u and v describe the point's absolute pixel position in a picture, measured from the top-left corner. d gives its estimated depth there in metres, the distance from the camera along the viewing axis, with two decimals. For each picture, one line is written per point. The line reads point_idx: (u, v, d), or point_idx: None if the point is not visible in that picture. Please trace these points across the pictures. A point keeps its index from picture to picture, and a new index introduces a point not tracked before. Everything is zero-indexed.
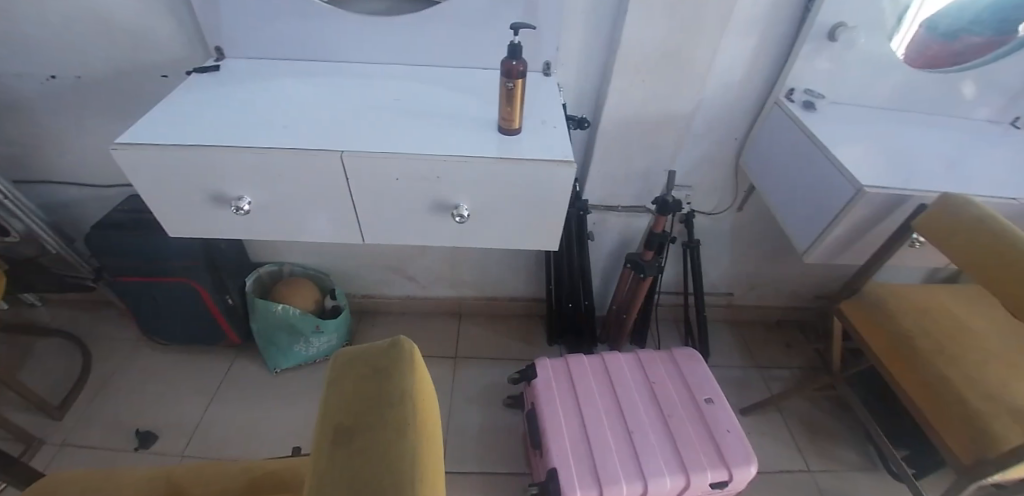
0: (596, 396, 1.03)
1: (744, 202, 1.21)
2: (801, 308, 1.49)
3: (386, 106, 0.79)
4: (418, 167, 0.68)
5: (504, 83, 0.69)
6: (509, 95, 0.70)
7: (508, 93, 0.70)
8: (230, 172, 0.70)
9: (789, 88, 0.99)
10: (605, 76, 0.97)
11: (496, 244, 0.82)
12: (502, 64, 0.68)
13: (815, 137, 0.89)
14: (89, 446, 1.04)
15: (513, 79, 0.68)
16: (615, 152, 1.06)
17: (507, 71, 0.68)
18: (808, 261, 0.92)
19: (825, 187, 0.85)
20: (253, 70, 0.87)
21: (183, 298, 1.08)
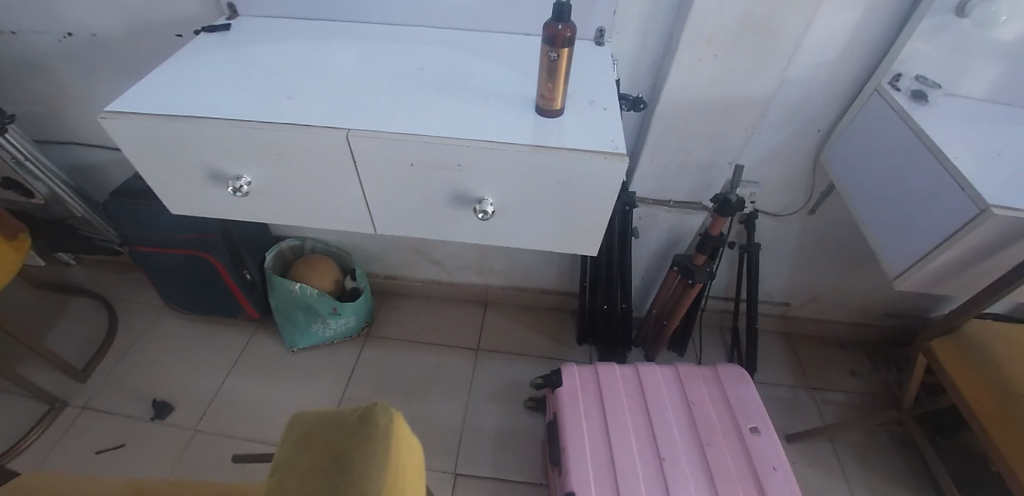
0: (626, 413, 0.93)
1: (819, 204, 1.03)
2: (871, 326, 1.31)
3: (407, 78, 0.68)
4: (437, 153, 0.58)
5: (546, 53, 0.56)
6: (552, 68, 0.57)
7: (551, 66, 0.57)
8: (230, 148, 0.62)
9: (896, 73, 0.80)
10: (668, 48, 0.82)
11: (526, 243, 0.71)
12: (546, 28, 0.55)
13: (926, 135, 0.71)
14: (109, 411, 1.05)
15: (560, 47, 0.55)
16: (670, 140, 0.91)
17: (552, 38, 0.55)
18: (901, 288, 0.77)
19: (935, 200, 0.68)
20: (267, 30, 0.78)
21: (200, 271, 1.04)
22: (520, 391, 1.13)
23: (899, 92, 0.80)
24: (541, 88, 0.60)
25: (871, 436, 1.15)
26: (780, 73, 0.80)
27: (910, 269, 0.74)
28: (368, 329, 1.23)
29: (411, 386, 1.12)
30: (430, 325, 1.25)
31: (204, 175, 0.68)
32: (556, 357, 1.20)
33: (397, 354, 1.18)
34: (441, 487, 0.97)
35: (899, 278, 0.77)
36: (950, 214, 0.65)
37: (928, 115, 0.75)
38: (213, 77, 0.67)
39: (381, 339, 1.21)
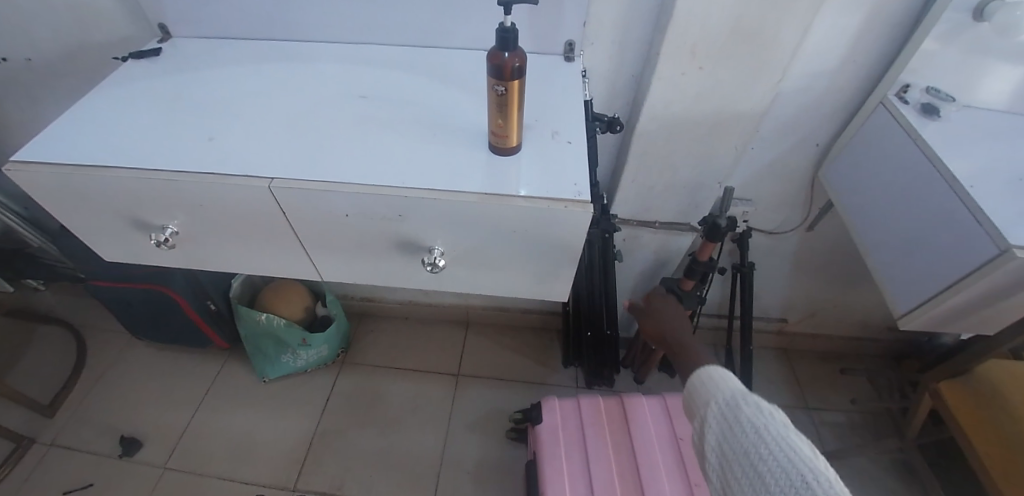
0: (610, 451, 0.87)
1: (818, 220, 0.96)
2: (874, 340, 1.24)
3: (349, 110, 0.61)
4: (374, 204, 0.52)
5: (491, 86, 0.49)
6: (500, 102, 0.50)
7: (500, 101, 0.49)
8: (155, 198, 0.56)
9: (904, 83, 0.72)
10: (647, 61, 0.74)
11: (488, 289, 0.65)
12: (490, 58, 0.47)
13: (939, 160, 0.63)
14: (75, 449, 1.01)
15: (507, 81, 0.48)
16: (654, 159, 0.83)
17: (497, 71, 0.47)
18: (909, 326, 0.70)
19: (952, 234, 0.60)
20: (203, 55, 0.72)
21: (161, 304, 0.99)
22: (502, 419, 1.08)
23: (907, 105, 0.71)
24: (492, 125, 0.53)
25: (873, 461, 1.09)
26: (773, 85, 0.72)
27: (919, 308, 0.67)
28: (344, 355, 1.18)
29: (388, 416, 1.07)
30: (408, 348, 1.19)
31: (132, 222, 0.61)
32: (540, 381, 1.14)
33: (374, 381, 1.13)
34: None
35: (909, 314, 0.70)
36: (969, 252, 0.58)
37: (942, 134, 0.67)
38: (137, 116, 0.61)
39: (357, 365, 1.16)
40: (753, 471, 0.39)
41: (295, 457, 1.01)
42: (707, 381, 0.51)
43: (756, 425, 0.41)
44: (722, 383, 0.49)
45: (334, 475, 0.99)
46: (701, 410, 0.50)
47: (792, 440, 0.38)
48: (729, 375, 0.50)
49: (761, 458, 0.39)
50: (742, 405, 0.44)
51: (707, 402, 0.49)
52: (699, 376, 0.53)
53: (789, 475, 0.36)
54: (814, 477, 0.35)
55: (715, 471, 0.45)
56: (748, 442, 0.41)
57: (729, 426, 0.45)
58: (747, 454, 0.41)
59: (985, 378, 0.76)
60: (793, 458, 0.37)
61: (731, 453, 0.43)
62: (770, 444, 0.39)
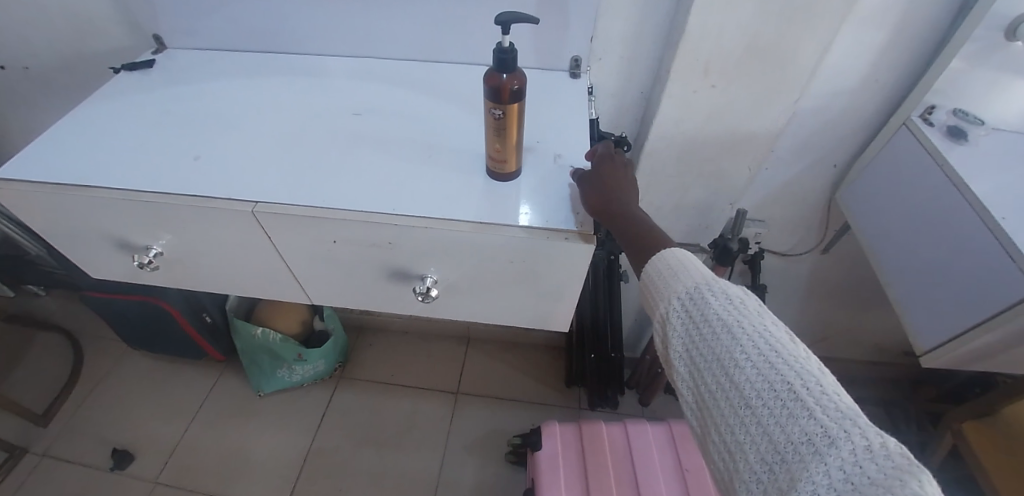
0: (611, 481, 0.83)
1: (833, 242, 0.92)
2: (890, 366, 1.18)
3: (343, 129, 0.59)
4: (362, 232, 0.50)
5: (488, 110, 0.46)
6: (497, 127, 0.46)
7: (497, 125, 0.46)
8: (139, 218, 0.54)
9: (929, 105, 0.68)
10: (657, 78, 0.70)
11: (485, 316, 0.62)
12: (487, 81, 0.44)
13: (968, 190, 0.58)
14: (67, 460, 1.00)
15: (505, 105, 0.44)
16: (662, 179, 0.80)
17: (494, 95, 0.44)
18: (931, 364, 0.66)
19: (982, 269, 0.56)
20: (198, 67, 0.70)
21: (155, 316, 0.97)
22: (500, 441, 1.04)
23: (931, 127, 0.67)
24: (489, 150, 0.50)
25: None
26: (790, 105, 0.68)
27: (946, 346, 0.63)
28: (342, 369, 1.15)
29: (384, 434, 1.05)
30: (407, 363, 1.17)
31: (118, 242, 0.59)
32: (541, 401, 1.11)
33: (370, 397, 1.11)
34: None
35: (933, 351, 0.65)
36: (1001, 290, 0.54)
37: (971, 159, 0.63)
38: (125, 132, 0.59)
39: (355, 380, 1.14)
40: (727, 382, 0.31)
41: (288, 475, 0.99)
42: (662, 268, 0.40)
43: (728, 322, 0.32)
44: (682, 269, 0.38)
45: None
46: (656, 301, 0.39)
47: (778, 345, 0.30)
48: (691, 259, 0.39)
49: (741, 368, 0.30)
50: (709, 296, 0.34)
51: (664, 290, 0.38)
52: (653, 262, 0.41)
53: (778, 391, 0.28)
54: (811, 398, 0.27)
55: (678, 375, 0.36)
56: (720, 345, 0.32)
57: (694, 321, 0.34)
58: (719, 358, 0.32)
59: (1014, 419, 0.71)
60: (781, 371, 0.28)
61: (699, 355, 0.34)
62: (752, 349, 0.30)
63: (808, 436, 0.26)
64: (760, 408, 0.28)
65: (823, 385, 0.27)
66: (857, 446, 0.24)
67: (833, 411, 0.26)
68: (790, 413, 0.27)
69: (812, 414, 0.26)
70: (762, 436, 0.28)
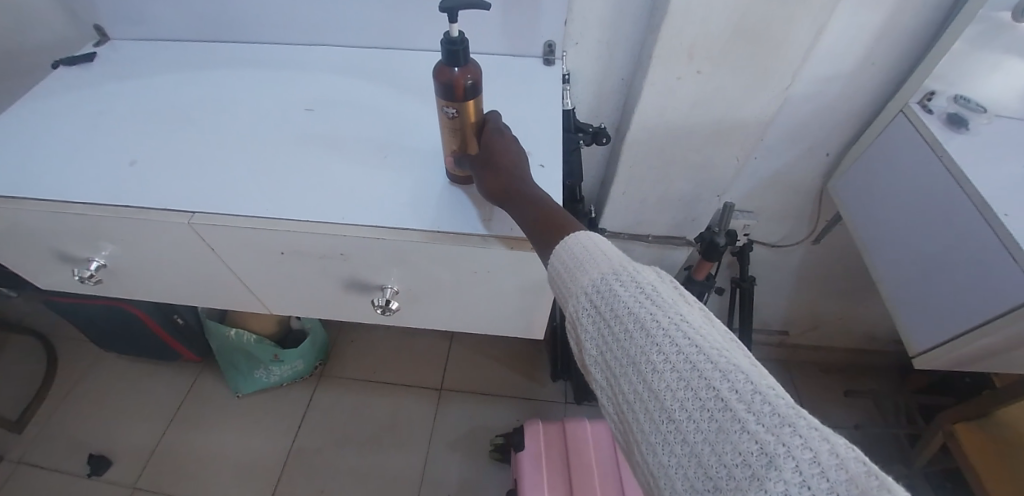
0: (594, 482, 0.82)
1: (825, 232, 0.89)
2: (881, 353, 1.17)
3: (293, 126, 0.54)
4: (309, 243, 0.46)
5: (440, 109, 0.41)
6: (452, 127, 0.43)
7: (452, 125, 0.42)
8: (74, 230, 0.50)
9: (928, 90, 0.64)
10: (638, 64, 0.66)
11: (454, 323, 0.59)
12: (437, 77, 0.39)
13: (967, 181, 0.55)
14: (44, 467, 0.98)
15: (459, 103, 0.40)
16: (645, 172, 0.76)
17: (446, 94, 0.40)
18: (921, 363, 0.64)
19: (981, 266, 0.53)
20: (141, 60, 0.64)
21: (125, 320, 0.94)
22: (484, 438, 1.03)
23: (930, 115, 0.63)
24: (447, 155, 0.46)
25: None
26: (781, 91, 0.64)
27: (941, 346, 0.60)
28: (323, 367, 1.13)
29: (366, 434, 1.03)
30: (390, 360, 1.14)
31: (58, 255, 0.55)
32: (526, 396, 1.09)
33: (352, 395, 1.08)
34: None
35: (924, 352, 0.63)
36: (1002, 290, 0.51)
37: (971, 148, 0.59)
38: (56, 135, 0.55)
39: (335, 379, 1.11)
40: (644, 390, 0.22)
41: (268, 478, 0.97)
42: (567, 258, 0.32)
43: (640, 316, 0.24)
44: (590, 257, 0.30)
45: None
46: (564, 299, 0.31)
47: (700, 339, 0.22)
48: (600, 245, 0.31)
49: (657, 371, 0.22)
50: (618, 286, 0.26)
51: (570, 284, 0.30)
52: (561, 250, 0.33)
53: (702, 397, 0.20)
54: (743, 400, 0.19)
55: (594, 388, 0.27)
56: (633, 343, 0.24)
57: (603, 318, 0.26)
58: (633, 362, 0.23)
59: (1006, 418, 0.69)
60: (705, 371, 0.20)
61: (612, 359, 0.25)
62: (668, 346, 0.22)
63: (741, 453, 0.18)
64: (683, 424, 0.20)
65: (757, 382, 0.19)
66: (802, 462, 0.16)
67: (771, 417, 0.18)
68: (719, 427, 0.19)
69: (746, 425, 0.18)
70: (688, 459, 0.20)
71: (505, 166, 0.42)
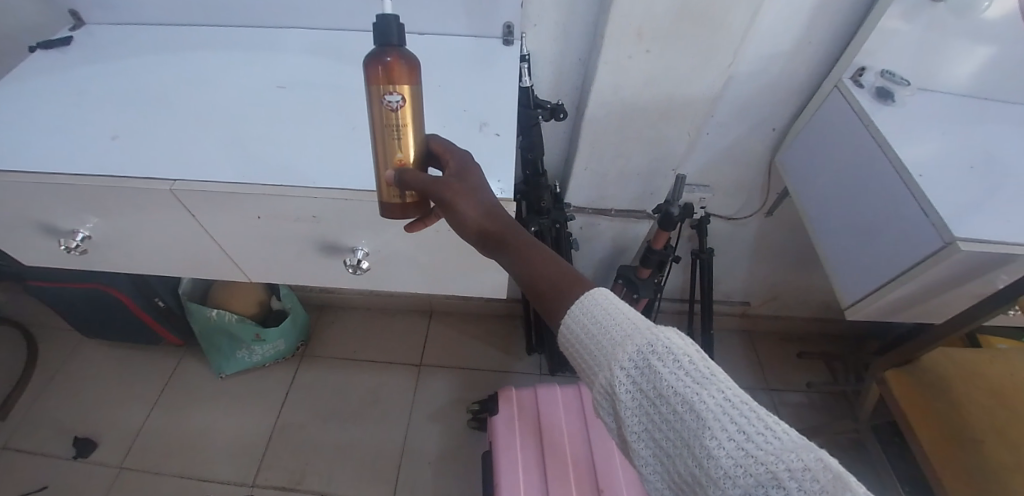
0: (564, 440, 0.88)
1: (775, 206, 0.96)
2: (835, 322, 1.24)
3: (265, 102, 0.58)
4: (284, 205, 0.50)
5: (375, 97, 0.39)
6: (391, 121, 0.40)
7: (390, 120, 0.40)
8: (57, 201, 0.53)
9: (859, 66, 0.70)
10: (594, 44, 0.70)
11: (422, 285, 0.64)
12: (369, 60, 0.38)
13: (888, 147, 0.61)
14: (28, 451, 0.99)
15: (396, 87, 0.39)
16: (605, 147, 0.81)
17: (380, 77, 0.38)
18: (852, 316, 0.71)
19: (899, 222, 0.60)
20: (117, 43, 0.67)
21: (107, 303, 0.96)
22: (462, 408, 1.07)
23: (861, 89, 0.70)
24: (383, 166, 0.42)
25: (829, 441, 1.11)
26: (724, 69, 0.69)
27: (867, 297, 0.67)
28: (304, 348, 1.16)
29: (349, 408, 1.06)
30: (370, 339, 1.18)
31: (42, 227, 0.58)
32: (502, 369, 1.14)
33: (334, 373, 1.12)
34: None
35: (854, 306, 0.70)
36: (917, 242, 0.57)
37: (893, 119, 0.66)
38: (35, 112, 0.57)
39: (318, 358, 1.14)
40: (701, 474, 0.26)
41: (254, 454, 0.99)
42: (590, 325, 0.33)
43: (687, 397, 0.27)
44: (614, 324, 0.32)
45: (295, 468, 0.98)
46: (593, 368, 0.33)
47: (745, 418, 0.25)
48: (618, 308, 0.34)
49: (713, 456, 0.25)
50: (657, 364, 0.29)
51: (600, 356, 0.32)
52: (577, 314, 0.35)
53: (758, 480, 0.23)
54: (793, 478, 0.22)
55: (639, 458, 0.30)
56: (685, 425, 0.27)
57: (648, 397, 0.29)
58: (688, 445, 0.26)
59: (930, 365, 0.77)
60: (759, 456, 0.24)
61: (662, 437, 0.28)
62: (719, 430, 0.25)
63: None
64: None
65: (802, 459, 0.23)
66: None
67: (822, 493, 0.21)
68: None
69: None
70: None
71: (478, 200, 0.42)
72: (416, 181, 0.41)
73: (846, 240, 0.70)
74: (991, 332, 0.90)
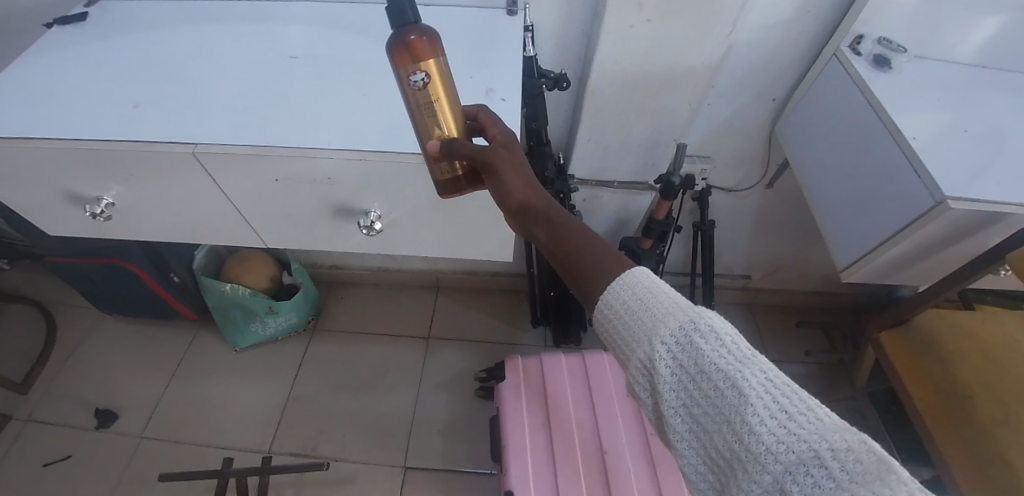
0: (568, 405, 0.91)
1: (776, 177, 0.97)
2: (836, 295, 1.26)
3: (279, 70, 0.59)
4: (299, 166, 0.52)
5: (407, 78, 0.41)
6: (424, 99, 0.42)
7: (420, 96, 0.41)
8: (82, 167, 0.56)
9: (857, 34, 0.70)
10: (595, 13, 0.71)
11: (432, 247, 0.67)
12: (395, 41, 0.40)
13: (884, 111, 0.63)
14: (51, 422, 1.03)
15: (428, 64, 0.40)
16: (607, 118, 0.82)
17: (408, 57, 0.40)
18: (848, 278, 0.74)
19: (893, 186, 0.62)
20: (132, 18, 0.69)
21: (125, 278, 0.99)
22: (469, 379, 1.11)
23: (859, 57, 0.70)
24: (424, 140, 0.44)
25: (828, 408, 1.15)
26: (724, 38, 0.70)
27: (862, 258, 0.69)
28: (315, 322, 1.19)
29: (359, 379, 1.10)
30: (379, 314, 1.21)
31: (68, 194, 0.61)
32: (507, 341, 1.17)
33: (345, 346, 1.15)
34: (390, 482, 0.96)
35: (850, 268, 0.72)
36: (910, 202, 0.59)
37: (888, 86, 0.67)
38: (57, 83, 0.59)
39: (329, 332, 1.17)
40: (742, 450, 0.25)
41: (268, 424, 1.03)
42: (629, 301, 0.33)
43: (728, 374, 0.26)
44: (654, 301, 0.32)
45: (308, 435, 1.01)
46: (629, 344, 0.32)
47: (790, 399, 0.25)
48: (658, 287, 0.33)
49: (755, 432, 0.24)
50: (699, 339, 0.28)
51: (638, 331, 0.31)
52: (612, 290, 0.35)
53: (801, 459, 0.22)
54: (838, 459, 0.22)
55: (675, 434, 0.30)
56: (725, 401, 0.26)
57: (687, 373, 0.28)
58: (727, 420, 0.26)
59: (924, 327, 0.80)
60: (803, 435, 0.23)
61: (701, 413, 0.28)
62: (763, 407, 0.25)
63: None
64: (787, 485, 0.23)
65: (847, 440, 0.22)
66: None
67: (868, 476, 0.21)
68: (821, 486, 0.22)
69: (844, 485, 0.21)
70: None
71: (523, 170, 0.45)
72: (462, 152, 0.43)
73: (841, 203, 0.72)
74: (987, 302, 0.92)
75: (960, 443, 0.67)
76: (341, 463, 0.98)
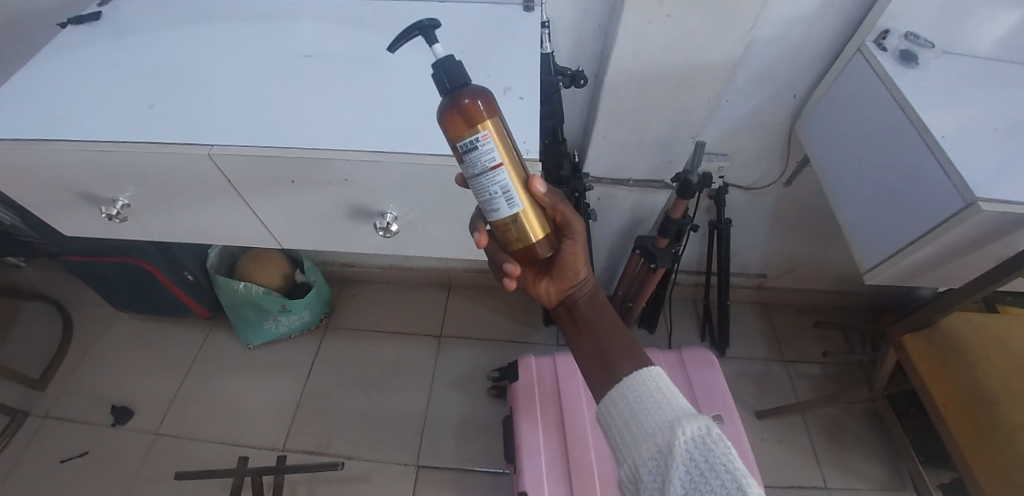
0: (582, 410, 0.89)
1: (794, 175, 0.96)
2: (854, 295, 1.24)
3: (294, 70, 0.59)
4: (315, 168, 0.51)
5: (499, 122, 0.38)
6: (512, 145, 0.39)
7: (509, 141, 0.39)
8: (96, 169, 0.55)
9: (882, 29, 0.68)
10: (612, 10, 0.70)
11: (448, 248, 0.66)
12: (474, 96, 0.38)
13: (911, 109, 0.61)
14: (68, 419, 1.04)
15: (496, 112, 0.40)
16: (624, 115, 0.81)
17: (490, 104, 0.38)
18: (870, 280, 0.72)
19: (921, 188, 0.59)
20: (145, 17, 0.68)
21: (140, 276, 0.99)
22: (481, 378, 1.10)
23: (884, 52, 0.68)
24: (520, 190, 0.39)
25: (843, 411, 1.13)
26: (745, 33, 0.67)
27: (888, 260, 0.68)
28: (327, 319, 1.19)
29: (372, 378, 1.10)
30: (391, 312, 1.21)
31: (84, 195, 0.61)
32: (519, 340, 1.16)
33: (358, 344, 1.15)
34: (404, 481, 0.95)
35: (875, 269, 0.71)
36: (939, 204, 0.57)
37: (915, 83, 0.64)
38: (72, 84, 0.59)
39: (342, 330, 1.18)
40: None
41: (281, 422, 1.03)
42: (650, 393, 0.33)
43: (738, 476, 0.26)
44: (673, 399, 0.32)
45: (321, 433, 1.02)
46: (640, 427, 0.31)
47: None
48: (676, 392, 0.33)
49: None
50: (713, 439, 0.28)
51: (654, 419, 0.31)
52: (632, 379, 0.35)
53: None
54: None
55: None
56: None
57: (698, 467, 0.27)
58: None
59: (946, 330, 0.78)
60: None
61: None
62: None
63: None
64: None
65: None
66: None
67: None
68: None
69: None
70: None
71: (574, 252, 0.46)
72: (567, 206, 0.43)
73: (865, 204, 0.70)
74: (1012, 304, 0.90)
75: (989, 452, 0.65)
76: (354, 461, 0.98)
